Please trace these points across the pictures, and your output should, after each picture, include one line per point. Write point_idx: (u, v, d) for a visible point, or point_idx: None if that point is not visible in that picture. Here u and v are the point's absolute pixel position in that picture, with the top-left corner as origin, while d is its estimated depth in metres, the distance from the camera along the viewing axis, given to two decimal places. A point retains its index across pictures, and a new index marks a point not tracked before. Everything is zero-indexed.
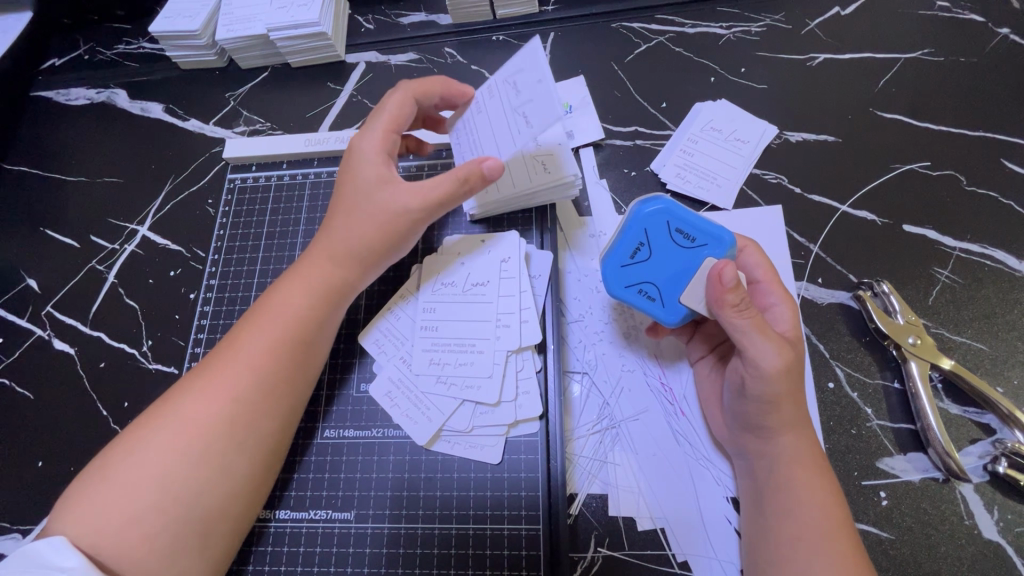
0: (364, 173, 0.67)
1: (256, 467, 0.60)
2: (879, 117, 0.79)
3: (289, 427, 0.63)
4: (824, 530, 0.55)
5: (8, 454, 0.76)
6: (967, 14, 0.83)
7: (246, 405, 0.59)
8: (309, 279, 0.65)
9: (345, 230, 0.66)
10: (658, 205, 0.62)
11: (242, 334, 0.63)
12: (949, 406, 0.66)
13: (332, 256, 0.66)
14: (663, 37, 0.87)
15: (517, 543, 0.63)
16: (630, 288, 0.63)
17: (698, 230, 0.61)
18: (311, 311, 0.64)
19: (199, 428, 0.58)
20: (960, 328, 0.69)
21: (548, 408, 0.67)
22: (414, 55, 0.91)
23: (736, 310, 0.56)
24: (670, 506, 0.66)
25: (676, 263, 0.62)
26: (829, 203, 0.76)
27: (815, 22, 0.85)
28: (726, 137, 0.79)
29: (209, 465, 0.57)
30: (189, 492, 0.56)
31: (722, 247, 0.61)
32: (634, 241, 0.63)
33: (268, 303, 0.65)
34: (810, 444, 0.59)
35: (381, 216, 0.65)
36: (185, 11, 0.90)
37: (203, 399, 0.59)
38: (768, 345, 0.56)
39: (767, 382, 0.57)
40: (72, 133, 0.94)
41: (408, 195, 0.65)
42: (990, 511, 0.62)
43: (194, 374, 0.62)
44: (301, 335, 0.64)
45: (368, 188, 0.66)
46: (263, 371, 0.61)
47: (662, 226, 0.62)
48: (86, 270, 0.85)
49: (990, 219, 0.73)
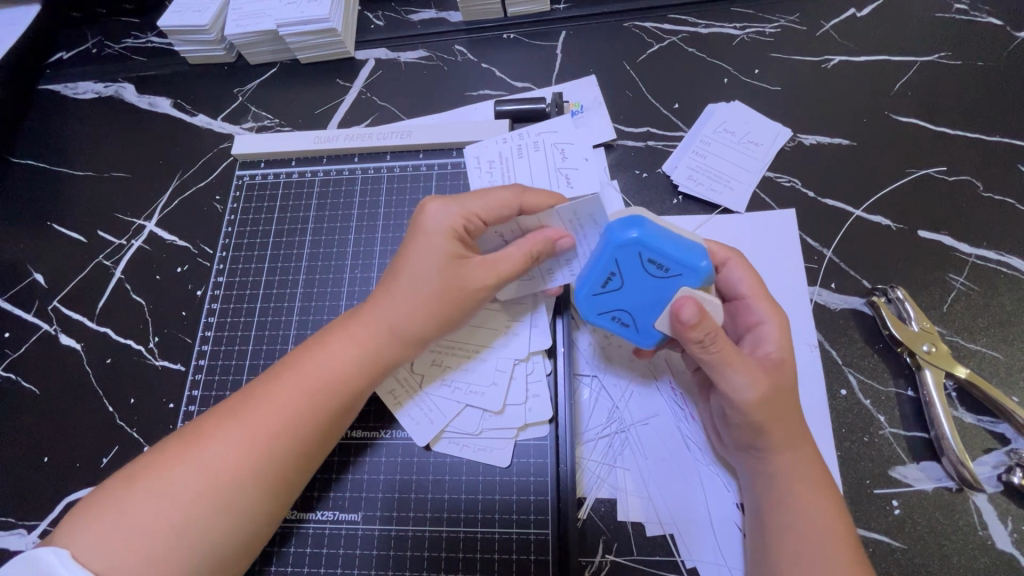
0: (429, 249, 0.62)
1: (274, 512, 0.59)
2: (895, 120, 0.78)
3: (309, 473, 0.61)
4: (822, 547, 0.54)
5: (13, 449, 0.76)
6: (984, 17, 0.82)
7: (277, 462, 0.58)
8: (356, 339, 0.62)
9: (402, 294, 0.62)
10: (631, 233, 0.55)
11: (274, 388, 0.60)
12: (963, 414, 0.65)
13: (378, 317, 0.63)
14: (676, 38, 0.86)
15: (525, 547, 0.62)
16: (605, 314, 0.61)
17: (673, 259, 0.56)
18: (352, 379, 0.62)
19: (227, 480, 0.56)
20: (975, 335, 0.68)
21: (557, 412, 0.66)
22: (424, 53, 0.91)
23: (701, 346, 0.55)
24: (679, 511, 0.65)
25: (650, 291, 0.58)
26: (844, 208, 0.75)
27: (830, 24, 0.84)
28: (741, 140, 0.79)
29: (225, 511, 0.55)
30: (208, 540, 0.54)
31: (696, 276, 0.56)
32: (605, 270, 0.58)
33: (306, 360, 0.62)
34: (810, 461, 0.59)
35: (445, 294, 0.62)
36: (193, 6, 0.89)
37: (225, 452, 0.57)
38: (739, 378, 0.56)
39: (741, 411, 0.57)
40: (79, 128, 0.93)
41: (479, 271, 0.61)
42: (1004, 521, 0.61)
43: (219, 416, 0.60)
44: (337, 399, 0.61)
45: (434, 264, 0.62)
46: (298, 431, 0.59)
47: (633, 257, 0.56)
48: (92, 265, 0.85)
49: (1006, 226, 0.72)
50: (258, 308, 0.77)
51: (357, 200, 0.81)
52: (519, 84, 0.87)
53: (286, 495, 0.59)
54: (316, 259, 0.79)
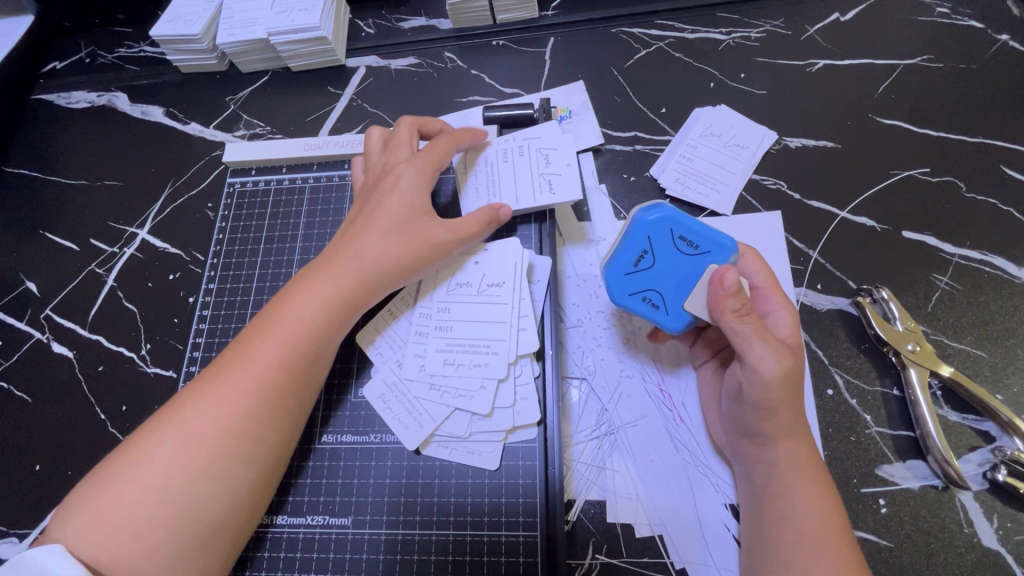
0: (401, 205, 0.67)
1: (258, 478, 0.59)
2: (878, 122, 0.79)
3: (291, 432, 0.62)
4: (821, 537, 0.54)
5: (5, 457, 0.76)
6: (967, 20, 0.83)
7: (254, 416, 0.58)
8: (321, 290, 0.64)
9: (368, 247, 0.65)
10: (660, 213, 0.62)
11: (246, 346, 0.62)
12: (949, 413, 0.66)
13: (344, 270, 0.65)
14: (663, 43, 0.87)
15: (514, 550, 0.63)
16: (634, 295, 0.63)
17: (701, 237, 0.62)
18: (323, 325, 0.63)
19: (205, 439, 0.56)
20: (959, 335, 0.69)
21: (545, 414, 0.67)
22: (414, 60, 0.92)
23: (736, 316, 0.57)
24: (669, 512, 0.65)
25: (679, 268, 0.62)
26: (829, 209, 0.76)
27: (815, 28, 0.85)
28: (726, 142, 0.79)
29: (207, 472, 0.56)
30: (193, 505, 0.55)
31: (723, 254, 0.61)
32: (637, 248, 0.63)
33: (273, 313, 0.63)
34: (808, 450, 0.59)
35: (409, 245, 0.66)
36: (185, 15, 0.90)
37: (202, 411, 0.58)
38: (766, 352, 0.56)
39: (765, 386, 0.56)
40: (72, 137, 0.94)
41: (443, 229, 0.67)
42: (989, 518, 0.62)
43: (198, 383, 0.61)
44: (308, 349, 0.62)
45: (403, 214, 0.67)
46: (271, 383, 0.60)
47: (664, 234, 0.62)
48: (85, 273, 0.85)
49: (989, 226, 0.73)
50: (250, 313, 0.78)
51: (346, 206, 0.81)
52: (509, 90, 0.88)
53: (269, 452, 0.59)
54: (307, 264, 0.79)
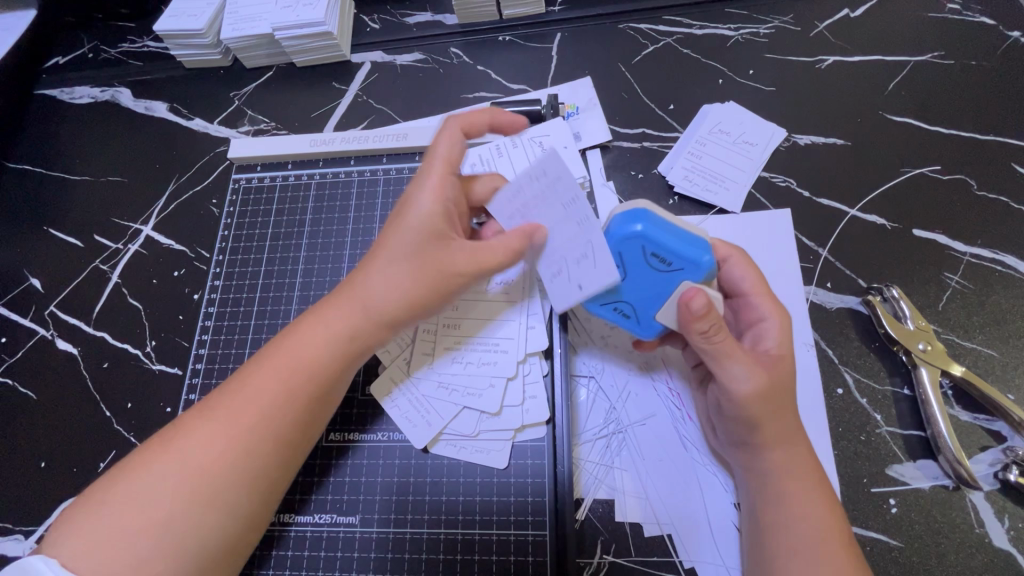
0: (415, 227, 0.62)
1: (258, 507, 0.58)
2: (888, 120, 0.78)
3: (293, 464, 0.61)
4: (816, 542, 0.54)
5: (10, 454, 0.76)
6: (978, 17, 0.82)
7: (257, 454, 0.58)
8: (329, 323, 0.62)
9: (377, 279, 0.62)
10: (635, 227, 0.57)
11: (250, 378, 0.60)
12: (959, 412, 0.65)
13: (353, 302, 0.63)
14: (671, 39, 0.86)
15: (523, 549, 0.62)
16: (606, 305, 0.62)
17: (675, 253, 0.57)
18: (331, 361, 0.62)
19: (206, 473, 0.56)
20: (970, 333, 0.68)
21: (554, 413, 0.66)
22: (420, 55, 0.91)
23: (702, 336, 0.56)
24: (677, 512, 0.65)
25: (651, 284, 0.59)
26: (839, 207, 0.75)
27: (824, 24, 0.84)
28: (736, 139, 0.79)
29: (208, 503, 0.55)
30: (192, 534, 0.54)
31: (699, 272, 0.57)
32: (609, 262, 0.59)
33: (282, 345, 0.62)
34: (804, 457, 0.59)
35: (425, 276, 0.62)
36: (188, 10, 0.89)
37: (206, 442, 0.57)
38: (740, 372, 0.56)
39: (740, 404, 0.57)
40: (74, 133, 0.93)
41: (462, 257, 0.62)
42: (1000, 519, 0.61)
43: (201, 408, 0.60)
44: (315, 387, 0.61)
45: (414, 242, 0.62)
46: (275, 419, 0.59)
47: (636, 251, 0.58)
48: (89, 269, 0.85)
49: (1000, 224, 0.72)
50: (256, 310, 0.77)
51: (353, 202, 0.81)
52: (515, 86, 0.87)
53: (269, 480, 0.59)
54: (313, 262, 0.79)
